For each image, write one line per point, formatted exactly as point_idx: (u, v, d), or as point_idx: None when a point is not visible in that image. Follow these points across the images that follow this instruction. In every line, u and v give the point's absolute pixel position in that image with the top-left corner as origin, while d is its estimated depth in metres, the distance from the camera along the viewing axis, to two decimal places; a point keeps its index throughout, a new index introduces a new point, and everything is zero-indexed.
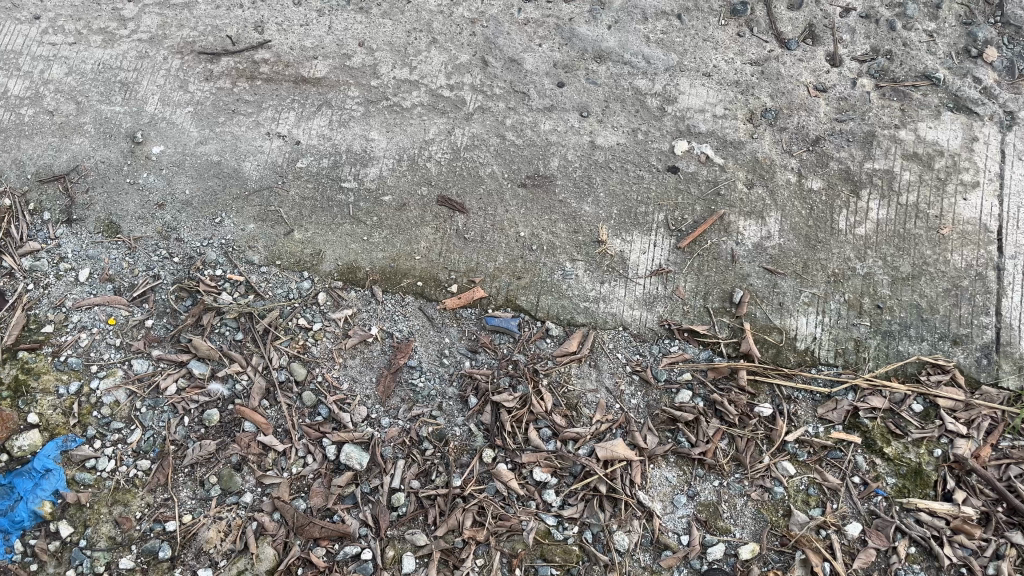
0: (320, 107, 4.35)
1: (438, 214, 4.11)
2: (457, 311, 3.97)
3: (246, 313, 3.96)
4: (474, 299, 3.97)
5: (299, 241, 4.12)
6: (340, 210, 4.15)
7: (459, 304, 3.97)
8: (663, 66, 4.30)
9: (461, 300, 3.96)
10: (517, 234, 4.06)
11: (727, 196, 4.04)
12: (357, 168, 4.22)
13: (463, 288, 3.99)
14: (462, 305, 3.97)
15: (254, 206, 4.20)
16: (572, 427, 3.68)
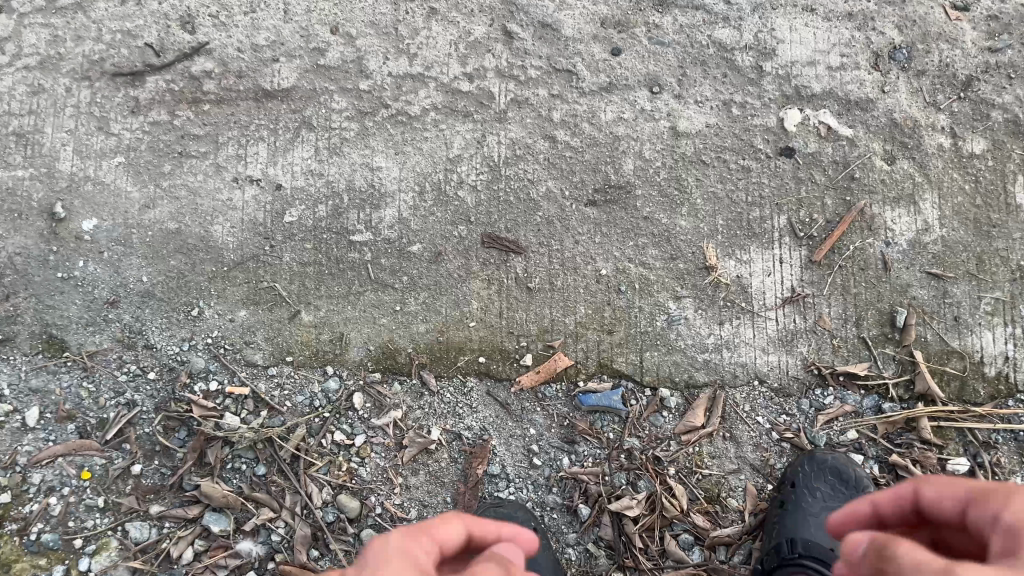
0: (299, 132, 3.20)
1: (487, 261, 3.11)
2: (539, 389, 3.02)
3: (265, 438, 3.00)
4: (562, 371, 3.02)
5: (312, 325, 3.11)
6: (357, 274, 3.12)
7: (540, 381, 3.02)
8: (750, 6, 3.18)
9: (543, 375, 3.02)
10: (596, 272, 3.07)
11: (865, 180, 3.06)
12: (366, 210, 3.15)
13: (540, 358, 3.04)
14: (544, 381, 3.02)
15: (239, 285, 3.14)
16: (720, 529, 2.87)
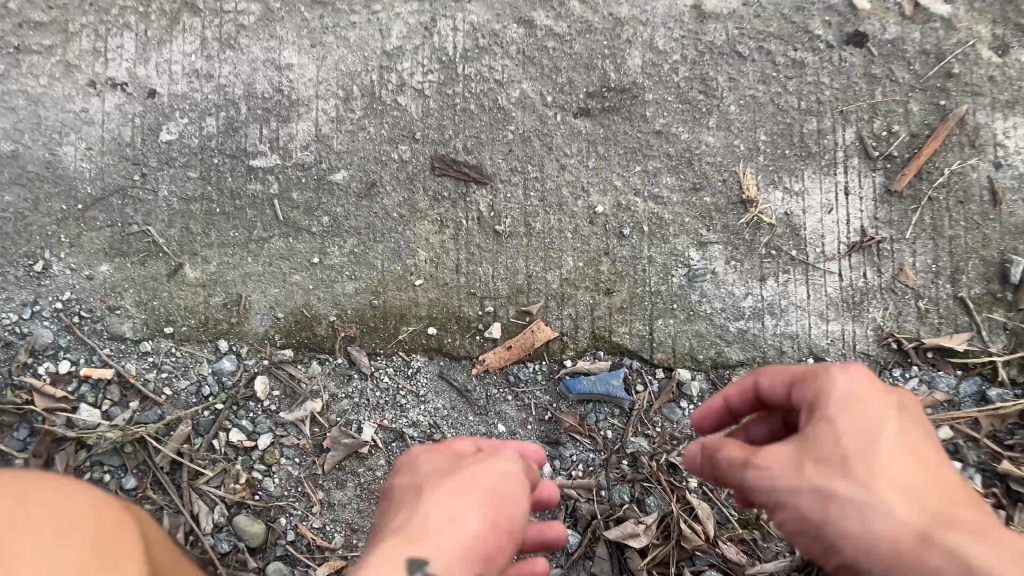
0: (179, 17, 2.32)
1: (438, 194, 2.25)
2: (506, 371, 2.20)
3: (137, 438, 2.19)
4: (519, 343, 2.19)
5: (198, 284, 2.26)
6: (260, 213, 2.28)
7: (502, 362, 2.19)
8: None
9: (515, 354, 2.20)
10: (588, 209, 2.22)
11: (964, 79, 2.20)
12: (272, 125, 2.29)
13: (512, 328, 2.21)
14: (517, 361, 2.20)
15: (99, 230, 2.28)
16: (761, 564, 2.06)
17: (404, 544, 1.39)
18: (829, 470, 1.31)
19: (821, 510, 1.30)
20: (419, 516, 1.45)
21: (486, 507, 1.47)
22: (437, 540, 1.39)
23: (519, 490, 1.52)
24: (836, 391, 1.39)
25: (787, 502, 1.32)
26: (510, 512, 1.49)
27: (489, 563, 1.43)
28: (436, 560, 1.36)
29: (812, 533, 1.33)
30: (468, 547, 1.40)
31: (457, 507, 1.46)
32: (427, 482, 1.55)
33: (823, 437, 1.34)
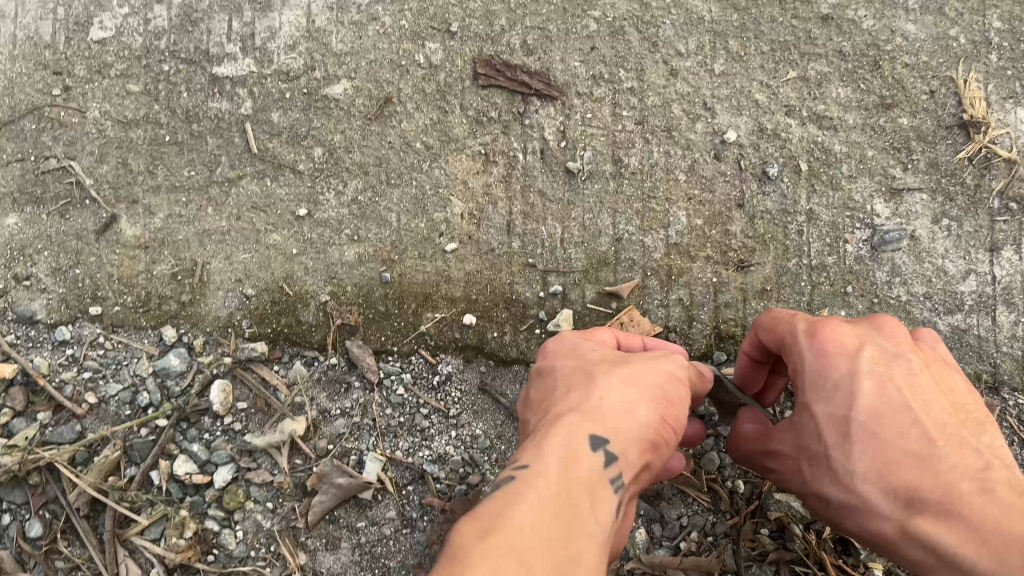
0: None
1: (485, 113, 1.51)
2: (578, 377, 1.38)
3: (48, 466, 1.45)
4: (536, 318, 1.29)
5: (140, 245, 1.56)
6: (225, 142, 1.57)
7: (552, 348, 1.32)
8: None
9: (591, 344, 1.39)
10: (714, 136, 1.44)
11: None
12: (245, 17, 1.58)
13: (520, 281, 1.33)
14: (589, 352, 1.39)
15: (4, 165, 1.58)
16: None
17: (573, 422, 1.00)
18: (822, 469, 1.10)
19: (829, 513, 1.13)
20: (590, 389, 1.05)
21: (668, 395, 1.08)
22: (619, 424, 1.02)
23: (689, 392, 1.11)
24: (809, 372, 1.12)
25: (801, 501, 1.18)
26: (673, 418, 1.07)
27: (667, 447, 1.08)
28: (614, 439, 1.00)
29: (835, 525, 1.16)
30: (643, 438, 1.03)
31: (626, 391, 1.05)
32: (597, 356, 1.13)
33: (802, 425, 1.14)
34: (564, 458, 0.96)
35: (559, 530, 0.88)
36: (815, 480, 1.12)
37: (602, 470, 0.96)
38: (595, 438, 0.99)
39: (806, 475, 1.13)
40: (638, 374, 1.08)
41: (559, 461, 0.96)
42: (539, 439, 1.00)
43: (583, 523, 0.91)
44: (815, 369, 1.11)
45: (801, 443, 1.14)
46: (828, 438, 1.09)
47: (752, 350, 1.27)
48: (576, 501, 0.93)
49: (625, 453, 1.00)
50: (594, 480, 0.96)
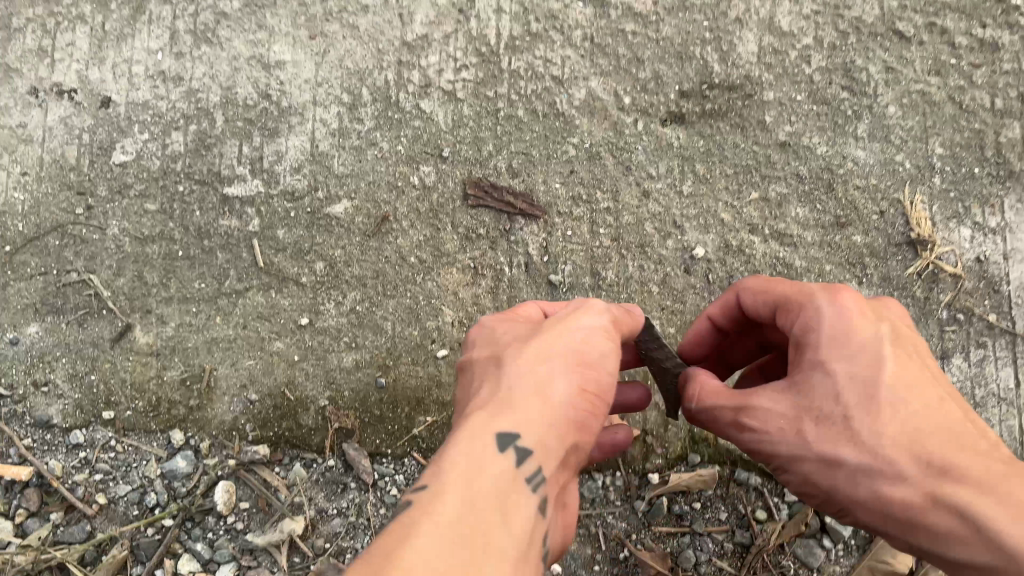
0: (142, 5, 1.79)
1: (475, 231, 1.63)
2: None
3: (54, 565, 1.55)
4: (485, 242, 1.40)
5: (151, 353, 1.66)
6: (235, 255, 1.69)
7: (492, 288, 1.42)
8: None
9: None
10: (683, 251, 1.57)
11: None
12: (254, 141, 1.73)
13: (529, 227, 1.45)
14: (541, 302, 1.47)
15: (28, 279, 1.70)
16: None
17: (484, 415, 1.02)
18: (838, 434, 1.08)
19: (829, 479, 1.10)
20: (507, 372, 1.07)
21: (591, 368, 1.08)
22: (540, 412, 1.03)
23: (611, 349, 1.12)
24: (827, 329, 1.13)
25: (786, 464, 1.12)
26: (595, 381, 1.08)
27: (593, 422, 1.10)
28: (525, 434, 1.01)
29: (819, 498, 1.13)
30: (557, 421, 1.04)
31: (536, 371, 1.06)
32: (519, 335, 1.14)
33: (813, 386, 1.11)
34: (478, 457, 0.98)
35: (478, 541, 0.89)
36: (829, 440, 1.09)
37: (514, 468, 0.98)
38: (511, 433, 1.00)
39: (811, 437, 1.10)
40: (565, 352, 1.09)
41: (470, 459, 0.98)
42: (457, 437, 1.00)
43: (494, 522, 0.93)
44: (846, 326, 1.13)
45: (807, 403, 1.11)
46: (852, 399, 1.09)
47: (721, 316, 1.33)
48: (492, 507, 0.95)
49: (541, 442, 1.02)
50: (504, 484, 0.97)
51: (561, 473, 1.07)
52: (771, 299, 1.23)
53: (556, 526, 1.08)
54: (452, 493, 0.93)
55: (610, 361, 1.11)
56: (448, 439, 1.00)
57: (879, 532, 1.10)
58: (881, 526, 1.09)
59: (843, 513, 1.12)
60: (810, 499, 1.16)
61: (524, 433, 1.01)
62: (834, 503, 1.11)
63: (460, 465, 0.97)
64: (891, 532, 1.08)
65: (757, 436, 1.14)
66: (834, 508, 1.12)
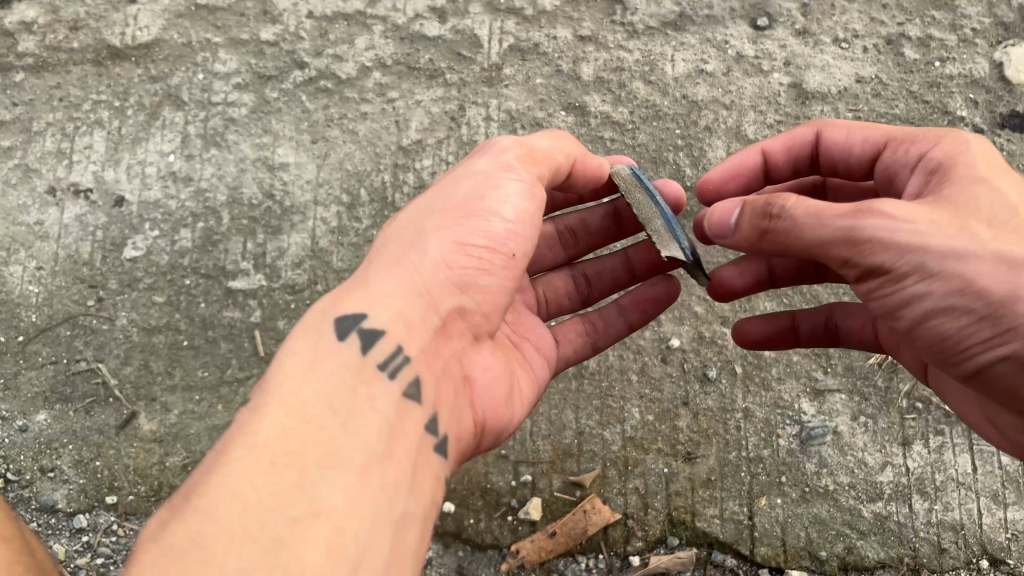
0: (157, 111, 1.93)
1: None
2: (549, 291, 1.56)
3: None
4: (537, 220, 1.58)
5: (155, 439, 1.74)
6: (237, 345, 1.78)
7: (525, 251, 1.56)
8: None
9: (582, 284, 1.59)
10: (660, 342, 1.68)
11: None
12: (257, 238, 1.84)
13: (591, 242, 1.61)
14: (580, 294, 1.60)
15: (39, 368, 1.78)
16: None
17: (334, 303, 1.12)
18: (1017, 234, 1.04)
19: (1006, 281, 1.02)
20: (372, 269, 1.17)
21: (474, 216, 1.19)
22: (399, 292, 1.13)
23: (496, 183, 1.22)
24: (966, 154, 1.15)
25: (941, 266, 1.03)
26: (465, 236, 1.18)
27: (484, 280, 1.19)
28: (376, 313, 1.11)
29: (953, 291, 1.04)
30: (414, 287, 1.14)
31: (399, 252, 1.18)
32: (401, 221, 1.24)
33: (978, 196, 1.08)
34: (314, 348, 1.06)
35: (310, 428, 0.95)
36: (1008, 243, 1.03)
37: (358, 353, 1.06)
38: (355, 317, 1.09)
39: (986, 237, 1.04)
40: (440, 224, 1.19)
41: (311, 350, 1.05)
42: (294, 332, 1.09)
43: (337, 422, 0.97)
44: (983, 155, 1.15)
45: (962, 201, 1.08)
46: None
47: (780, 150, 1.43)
48: (333, 394, 1.01)
49: (394, 323, 1.10)
50: (350, 363, 1.05)
51: (441, 349, 1.15)
52: (858, 137, 1.35)
53: (457, 416, 1.14)
54: (281, 388, 0.99)
55: (489, 216, 1.20)
56: (289, 331, 1.10)
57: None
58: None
59: (1010, 342, 1.03)
60: (946, 319, 1.07)
61: (366, 316, 1.10)
62: (1004, 319, 1.02)
63: (291, 360, 1.03)
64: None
65: (897, 228, 1.05)
66: (1003, 333, 1.03)
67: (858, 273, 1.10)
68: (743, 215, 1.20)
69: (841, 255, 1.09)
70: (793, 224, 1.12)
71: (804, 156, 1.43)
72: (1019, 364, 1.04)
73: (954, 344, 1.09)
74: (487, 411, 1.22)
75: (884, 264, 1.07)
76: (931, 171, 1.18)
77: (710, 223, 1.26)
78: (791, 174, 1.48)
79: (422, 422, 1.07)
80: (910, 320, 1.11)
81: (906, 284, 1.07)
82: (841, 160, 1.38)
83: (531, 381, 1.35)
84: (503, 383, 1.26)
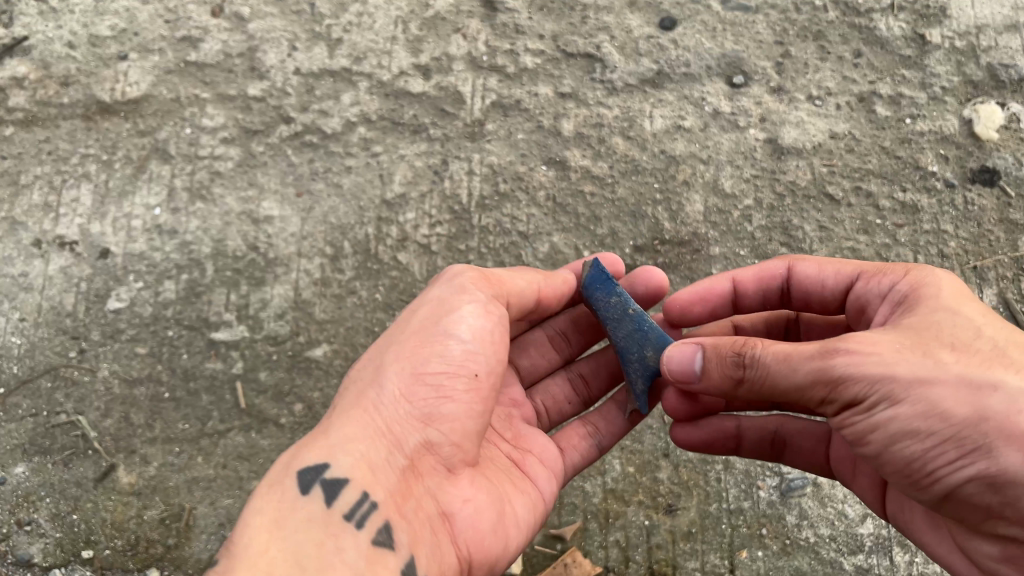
0: (145, 164, 1.96)
1: None
2: (548, 402, 1.60)
3: None
4: (523, 329, 1.64)
5: (133, 492, 1.73)
6: (218, 397, 1.78)
7: (519, 362, 1.61)
8: None
9: (581, 387, 1.62)
10: None
11: None
12: (241, 289, 1.85)
13: (584, 340, 1.66)
14: (581, 396, 1.62)
15: (19, 420, 1.78)
16: None
17: (299, 454, 1.23)
18: (981, 358, 1.07)
19: (971, 402, 1.03)
20: (337, 418, 1.29)
21: (433, 343, 1.32)
22: (362, 438, 1.24)
23: (448, 313, 1.35)
24: (932, 286, 1.22)
25: (907, 392, 1.05)
26: (425, 368, 1.30)
27: (447, 409, 1.29)
28: (337, 459, 1.22)
29: (927, 418, 1.05)
30: (374, 427, 1.25)
31: (362, 393, 1.30)
32: (364, 362, 1.36)
33: (942, 322, 1.14)
34: (281, 504, 1.16)
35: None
36: (970, 366, 1.06)
37: (324, 505, 1.17)
38: (318, 468, 1.20)
39: (949, 362, 1.07)
40: (397, 363, 1.31)
41: (276, 505, 1.16)
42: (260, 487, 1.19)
43: None
44: (946, 286, 1.22)
45: (927, 329, 1.13)
46: (990, 336, 1.11)
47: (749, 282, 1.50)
48: (298, 548, 1.11)
49: (357, 470, 1.21)
50: (314, 513, 1.16)
51: (411, 489, 1.24)
52: (830, 270, 1.41)
53: (435, 550, 1.21)
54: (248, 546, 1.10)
55: (446, 339, 1.32)
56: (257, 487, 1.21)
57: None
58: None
59: (976, 463, 1.03)
60: (910, 444, 1.07)
61: (327, 467, 1.21)
62: (968, 441, 1.03)
63: (256, 518, 1.14)
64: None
65: (861, 360, 1.08)
66: (969, 453, 1.03)
67: (834, 406, 1.12)
68: (708, 361, 1.24)
69: (815, 394, 1.12)
70: (764, 370, 1.15)
71: (774, 288, 1.49)
72: (986, 485, 1.04)
73: (921, 468, 1.08)
74: (471, 543, 1.26)
75: (855, 395, 1.09)
76: (893, 305, 1.25)
77: (676, 366, 1.29)
78: (761, 304, 1.53)
79: (393, 565, 1.15)
80: (878, 447, 1.11)
81: (876, 411, 1.08)
82: (814, 296, 1.44)
83: (525, 497, 1.38)
84: (487, 511, 1.29)
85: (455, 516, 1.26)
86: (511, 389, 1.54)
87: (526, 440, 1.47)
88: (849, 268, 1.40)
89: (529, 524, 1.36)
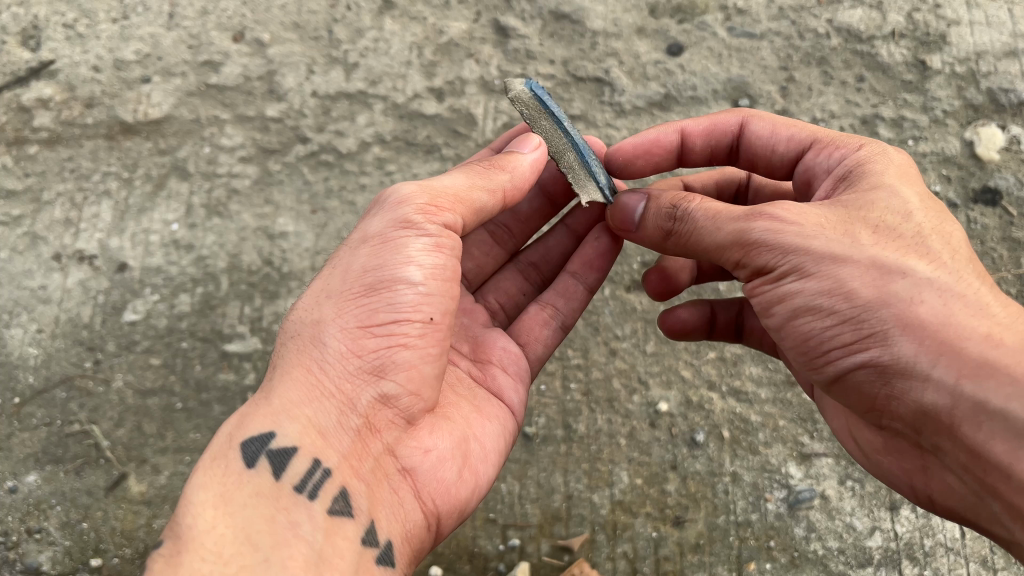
0: (164, 182, 2.01)
1: None
2: (502, 298, 1.65)
3: None
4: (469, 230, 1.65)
5: (143, 501, 1.73)
6: (231, 406, 1.80)
7: (469, 266, 1.65)
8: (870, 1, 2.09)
9: (534, 274, 1.69)
10: (648, 406, 1.70)
11: None
12: (255, 302, 1.89)
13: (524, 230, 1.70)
14: (535, 283, 1.69)
15: (32, 430, 1.79)
16: None
17: (239, 427, 1.16)
18: (900, 244, 1.11)
19: (877, 288, 1.07)
20: (278, 379, 1.21)
21: (379, 290, 1.22)
22: (307, 399, 1.17)
23: (398, 259, 1.23)
24: (880, 164, 1.23)
25: (818, 267, 1.10)
26: (374, 314, 1.22)
27: (399, 357, 1.21)
28: (276, 428, 1.15)
29: (840, 304, 1.09)
30: (322, 385, 1.19)
31: (298, 351, 1.22)
32: (299, 312, 1.27)
33: (878, 200, 1.16)
34: (225, 479, 1.10)
35: (229, 570, 0.99)
36: (886, 251, 1.10)
37: (268, 479, 1.11)
38: (262, 439, 1.14)
39: (866, 243, 1.10)
40: (340, 309, 1.23)
41: (219, 482, 1.09)
42: (204, 463, 1.13)
43: (257, 555, 1.02)
44: (893, 164, 1.23)
45: (860, 206, 1.16)
46: (919, 221, 1.14)
47: (700, 134, 1.51)
48: (250, 527, 1.05)
49: (294, 436, 1.15)
50: (262, 490, 1.10)
51: (363, 443, 1.18)
52: (784, 134, 1.42)
53: (396, 509, 1.18)
54: (192, 526, 1.03)
55: (391, 284, 1.22)
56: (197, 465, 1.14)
57: (911, 376, 1.05)
58: (919, 365, 1.04)
59: (872, 349, 1.07)
60: (810, 319, 1.13)
61: (273, 436, 1.14)
62: (866, 324, 1.07)
63: (199, 495, 1.07)
64: (927, 374, 1.03)
65: (780, 228, 1.13)
66: (866, 339, 1.07)
67: (746, 271, 1.19)
68: (649, 211, 1.33)
69: (731, 255, 1.19)
70: (692, 224, 1.24)
71: (724, 143, 1.51)
72: (877, 374, 1.09)
73: (818, 347, 1.14)
74: (436, 493, 1.24)
75: (766, 261, 1.15)
76: (835, 172, 1.28)
77: (620, 212, 1.38)
78: (706, 158, 1.56)
79: (351, 532, 1.11)
80: (782, 318, 1.17)
81: (784, 282, 1.14)
82: (763, 154, 1.46)
83: (491, 425, 1.37)
84: (451, 458, 1.27)
85: (419, 469, 1.22)
86: (462, 299, 1.57)
87: (486, 350, 1.49)
88: (803, 133, 1.40)
89: (493, 460, 1.36)
